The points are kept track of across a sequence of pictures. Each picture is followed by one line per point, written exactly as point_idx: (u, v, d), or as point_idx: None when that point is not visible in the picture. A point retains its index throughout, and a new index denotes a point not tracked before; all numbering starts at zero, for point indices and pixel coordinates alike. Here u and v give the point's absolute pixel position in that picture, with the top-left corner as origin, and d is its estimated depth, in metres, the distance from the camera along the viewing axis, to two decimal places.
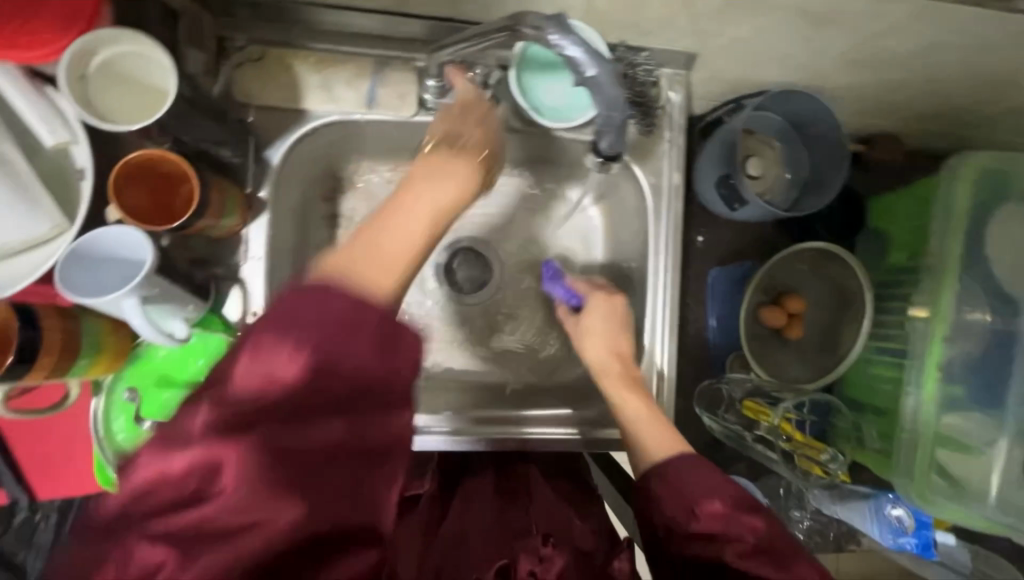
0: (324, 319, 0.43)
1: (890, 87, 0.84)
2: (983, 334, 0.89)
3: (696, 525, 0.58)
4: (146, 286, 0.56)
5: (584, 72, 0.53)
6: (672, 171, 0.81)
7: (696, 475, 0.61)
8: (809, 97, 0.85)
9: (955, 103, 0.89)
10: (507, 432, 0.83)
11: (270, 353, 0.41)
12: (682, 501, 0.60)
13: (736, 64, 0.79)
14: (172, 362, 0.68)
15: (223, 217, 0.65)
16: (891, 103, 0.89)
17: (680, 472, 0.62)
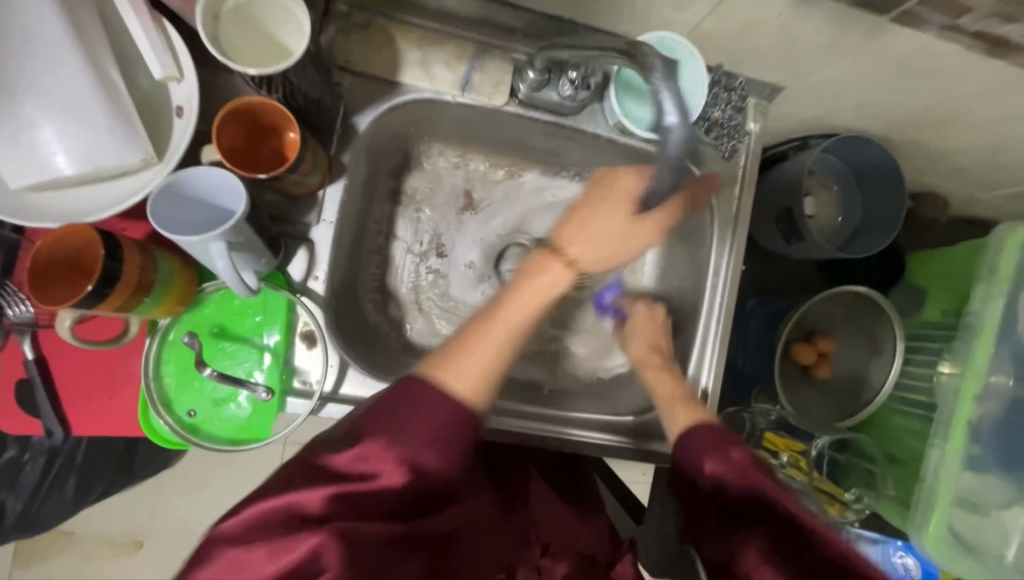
0: (427, 425, 0.50)
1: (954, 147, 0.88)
2: (1009, 399, 0.89)
3: (707, 478, 0.60)
4: (234, 232, 0.55)
5: (665, 118, 0.52)
6: (744, 197, 0.80)
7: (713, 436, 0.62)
8: (875, 145, 0.88)
9: (1007, 172, 0.93)
10: (548, 429, 0.79)
11: (405, 391, 0.51)
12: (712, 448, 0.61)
13: (816, 103, 0.82)
14: (232, 313, 0.67)
15: (309, 176, 0.65)
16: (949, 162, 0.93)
17: (715, 436, 0.62)
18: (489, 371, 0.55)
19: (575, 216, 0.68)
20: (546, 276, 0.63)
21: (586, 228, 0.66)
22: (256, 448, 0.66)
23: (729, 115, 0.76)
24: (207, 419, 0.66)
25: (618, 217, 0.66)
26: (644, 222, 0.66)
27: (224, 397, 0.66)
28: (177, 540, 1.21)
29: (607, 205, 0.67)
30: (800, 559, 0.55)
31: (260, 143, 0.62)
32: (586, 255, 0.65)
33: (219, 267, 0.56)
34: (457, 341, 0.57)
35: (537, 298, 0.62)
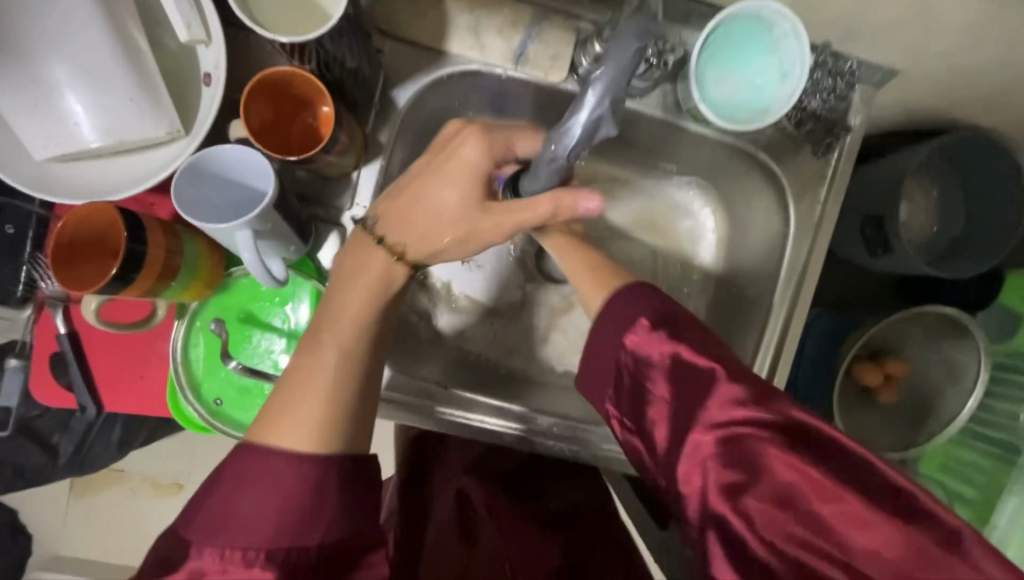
0: (270, 492, 0.46)
1: None
2: None
3: (665, 351, 0.48)
4: (261, 220, 0.51)
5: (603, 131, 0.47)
6: (831, 203, 0.69)
7: (655, 325, 0.49)
8: (995, 147, 0.75)
9: None
10: (576, 444, 0.73)
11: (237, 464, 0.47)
12: (618, 324, 0.52)
13: (934, 94, 0.69)
14: (260, 300, 0.64)
15: (342, 158, 0.59)
16: None
17: (636, 299, 0.52)
18: (334, 440, 0.50)
19: (411, 196, 0.56)
20: (344, 324, 0.55)
21: (418, 221, 0.56)
22: None
23: (830, 106, 0.64)
24: (232, 407, 0.64)
25: (449, 195, 0.55)
26: (490, 226, 0.55)
27: (251, 387, 0.64)
28: None
29: (435, 187, 0.55)
30: (786, 475, 0.41)
31: (291, 118, 0.57)
32: (412, 254, 0.57)
33: (245, 257, 0.52)
34: (275, 402, 0.52)
35: (341, 364, 0.53)
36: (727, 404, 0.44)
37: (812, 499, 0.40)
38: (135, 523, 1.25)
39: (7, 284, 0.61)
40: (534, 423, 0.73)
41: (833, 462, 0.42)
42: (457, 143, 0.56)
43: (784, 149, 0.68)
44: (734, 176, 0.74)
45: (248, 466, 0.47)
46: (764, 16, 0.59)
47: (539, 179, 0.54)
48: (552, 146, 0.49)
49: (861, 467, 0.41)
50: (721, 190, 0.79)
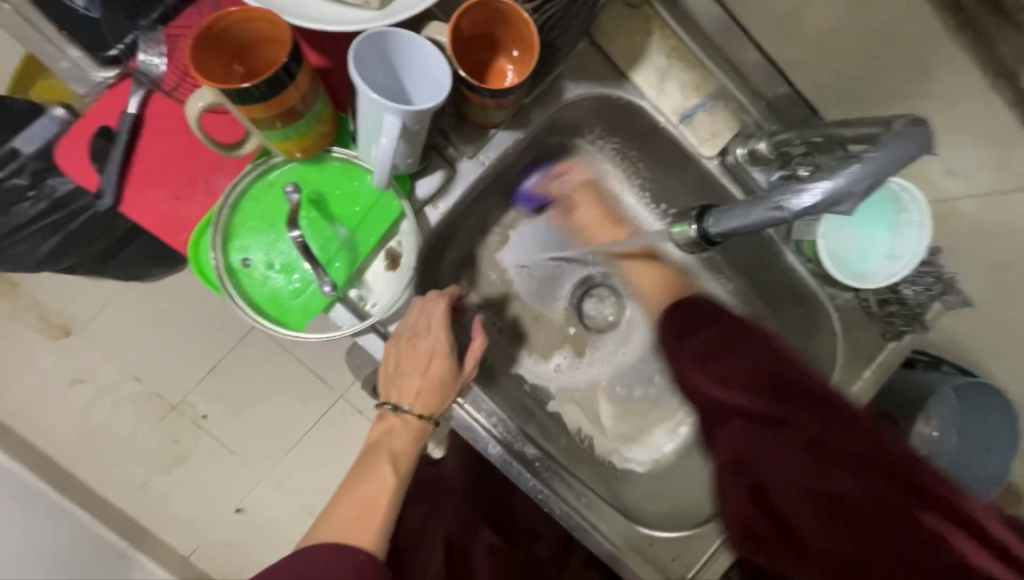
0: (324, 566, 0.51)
1: None
2: None
3: (734, 401, 0.65)
4: (416, 118, 0.48)
5: (835, 206, 0.42)
6: (868, 382, 0.73)
7: (727, 351, 0.67)
8: (1003, 407, 0.80)
9: None
10: (548, 486, 0.68)
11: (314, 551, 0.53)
12: (727, 370, 0.66)
13: (988, 337, 0.76)
14: (340, 189, 0.60)
15: (495, 110, 0.58)
16: None
17: (696, 320, 0.71)
18: (387, 520, 0.56)
19: (398, 369, 0.60)
20: (401, 435, 0.60)
21: (415, 380, 0.60)
22: (281, 333, 0.57)
23: (918, 301, 0.69)
24: (255, 273, 0.58)
25: (438, 364, 0.60)
26: (470, 371, 0.62)
27: (281, 264, 0.58)
28: (107, 354, 1.14)
29: (423, 354, 0.60)
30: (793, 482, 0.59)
31: (474, 50, 0.57)
32: (429, 410, 0.60)
33: (380, 142, 0.49)
34: (353, 492, 0.57)
35: (405, 453, 0.60)
36: (800, 439, 0.59)
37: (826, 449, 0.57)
38: (20, 340, 1.10)
39: (107, 35, 0.55)
40: (520, 446, 0.67)
41: (874, 487, 0.54)
42: (428, 320, 0.60)
43: (851, 316, 0.74)
44: (794, 318, 0.78)
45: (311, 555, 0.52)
46: (899, 198, 0.65)
47: (732, 219, 0.48)
48: (784, 194, 0.41)
49: (910, 509, 0.52)
50: (774, 326, 0.82)
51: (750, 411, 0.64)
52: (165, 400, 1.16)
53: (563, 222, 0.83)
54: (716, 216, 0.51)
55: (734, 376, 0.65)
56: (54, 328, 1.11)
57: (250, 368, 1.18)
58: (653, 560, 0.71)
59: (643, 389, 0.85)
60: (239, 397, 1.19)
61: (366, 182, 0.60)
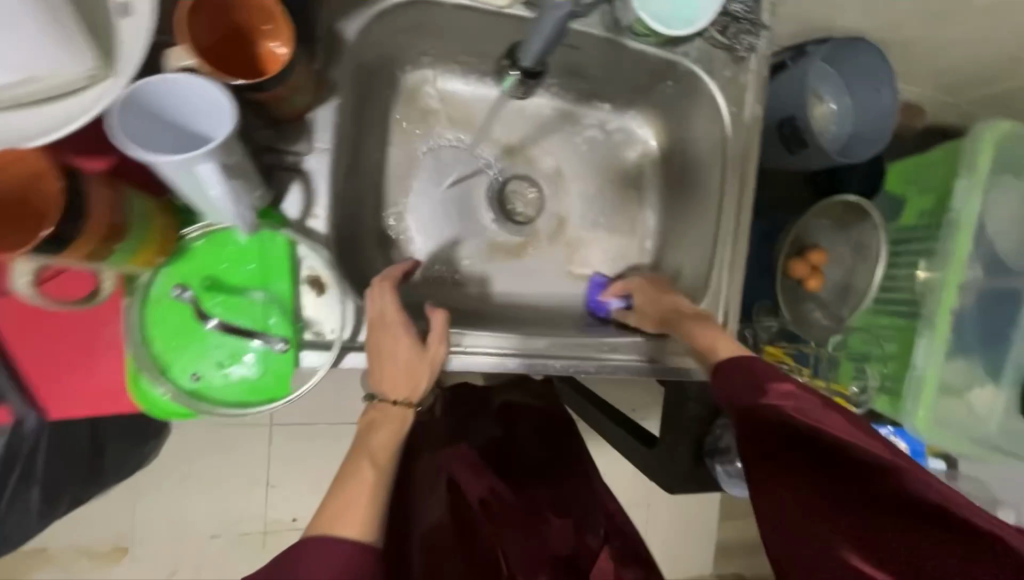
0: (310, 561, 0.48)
1: (927, 40, 0.93)
2: (978, 289, 0.96)
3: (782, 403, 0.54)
4: (227, 152, 0.45)
5: None
6: (755, 102, 0.79)
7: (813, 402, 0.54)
8: (865, 47, 0.89)
9: (972, 69, 0.99)
10: (575, 359, 0.74)
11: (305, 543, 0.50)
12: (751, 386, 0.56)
13: None
14: (225, 261, 0.58)
15: (295, 94, 0.56)
16: (924, 61, 0.98)
17: (733, 371, 0.57)
18: (376, 511, 0.53)
19: (377, 362, 0.62)
20: (382, 427, 0.61)
21: (396, 369, 0.62)
22: (275, 406, 0.58)
23: (749, 9, 0.76)
24: (212, 381, 0.58)
25: (404, 347, 0.62)
26: (438, 347, 0.64)
27: (231, 356, 0.58)
28: (158, 546, 1.13)
29: (386, 344, 0.62)
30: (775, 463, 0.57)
31: (235, 52, 0.53)
32: (414, 392, 0.62)
33: (215, 196, 0.46)
34: (334, 488, 0.55)
35: (385, 448, 0.59)
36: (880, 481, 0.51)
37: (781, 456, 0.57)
38: None
39: None
40: (533, 346, 0.73)
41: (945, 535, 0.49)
42: (380, 304, 0.62)
43: (710, 57, 0.77)
44: (670, 94, 0.84)
45: (299, 551, 0.49)
46: None
47: (533, 46, 0.57)
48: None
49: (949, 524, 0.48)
50: (658, 111, 0.87)
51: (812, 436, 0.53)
52: (240, 541, 1.17)
53: (440, 149, 0.84)
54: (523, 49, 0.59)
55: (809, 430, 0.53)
56: (97, 561, 1.11)
57: (296, 457, 1.19)
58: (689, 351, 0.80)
59: (596, 236, 0.91)
60: (307, 484, 1.20)
61: (238, 239, 0.58)
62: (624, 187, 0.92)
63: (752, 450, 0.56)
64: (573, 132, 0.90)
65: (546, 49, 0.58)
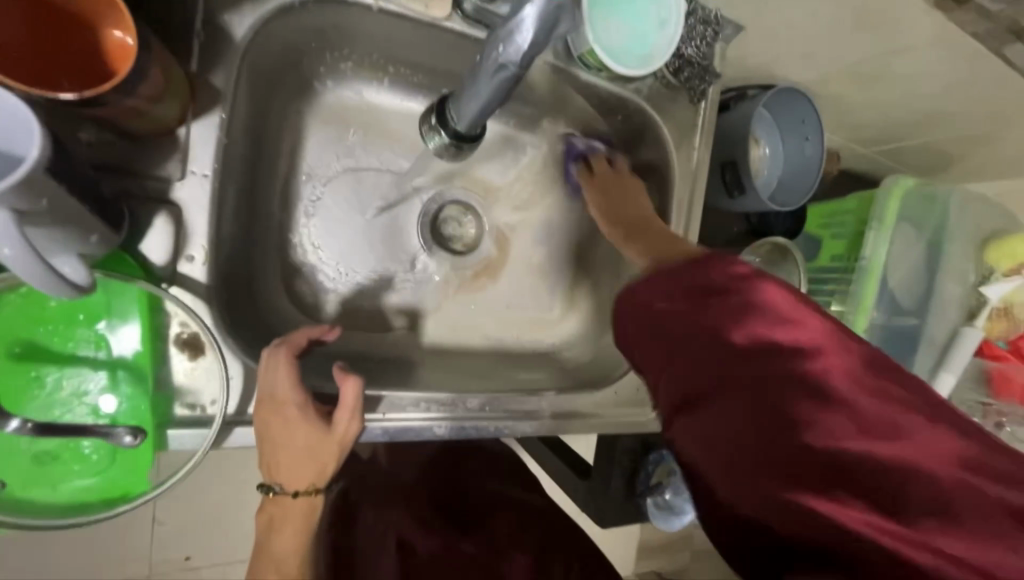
0: None
1: (847, 98, 0.98)
2: (882, 331, 1.02)
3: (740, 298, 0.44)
4: (24, 193, 0.32)
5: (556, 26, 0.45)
6: (700, 146, 0.77)
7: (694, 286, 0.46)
8: (798, 97, 0.91)
9: (881, 127, 1.07)
10: (510, 420, 0.67)
11: None
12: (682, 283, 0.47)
13: (753, 46, 0.84)
14: (48, 323, 0.44)
15: (156, 107, 0.43)
16: (842, 116, 1.04)
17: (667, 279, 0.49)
18: None
19: (267, 448, 0.49)
20: (284, 531, 0.50)
21: (291, 458, 0.50)
22: (122, 512, 0.44)
23: (703, 53, 0.73)
24: (22, 486, 0.43)
25: (303, 430, 0.49)
26: (348, 427, 0.50)
27: (54, 449, 0.44)
28: None
29: (278, 429, 0.49)
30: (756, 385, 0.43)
31: (67, 53, 0.40)
32: (316, 482, 0.50)
33: (4, 254, 0.33)
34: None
35: (293, 555, 0.50)
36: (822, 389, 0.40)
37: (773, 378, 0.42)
38: None
39: None
40: (462, 407, 0.65)
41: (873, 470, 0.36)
42: (271, 381, 0.49)
43: (660, 97, 0.75)
44: (618, 129, 0.79)
45: None
46: None
47: (471, 106, 0.52)
48: (501, 48, 0.46)
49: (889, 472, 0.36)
50: (604, 144, 0.83)
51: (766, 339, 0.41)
52: None
53: (363, 171, 0.72)
54: (456, 110, 0.54)
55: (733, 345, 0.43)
56: None
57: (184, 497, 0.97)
58: (630, 401, 0.76)
59: (536, 272, 0.84)
60: (199, 527, 0.99)
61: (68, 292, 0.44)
62: (569, 219, 0.85)
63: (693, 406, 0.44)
64: (517, 157, 0.83)
65: (484, 111, 0.54)
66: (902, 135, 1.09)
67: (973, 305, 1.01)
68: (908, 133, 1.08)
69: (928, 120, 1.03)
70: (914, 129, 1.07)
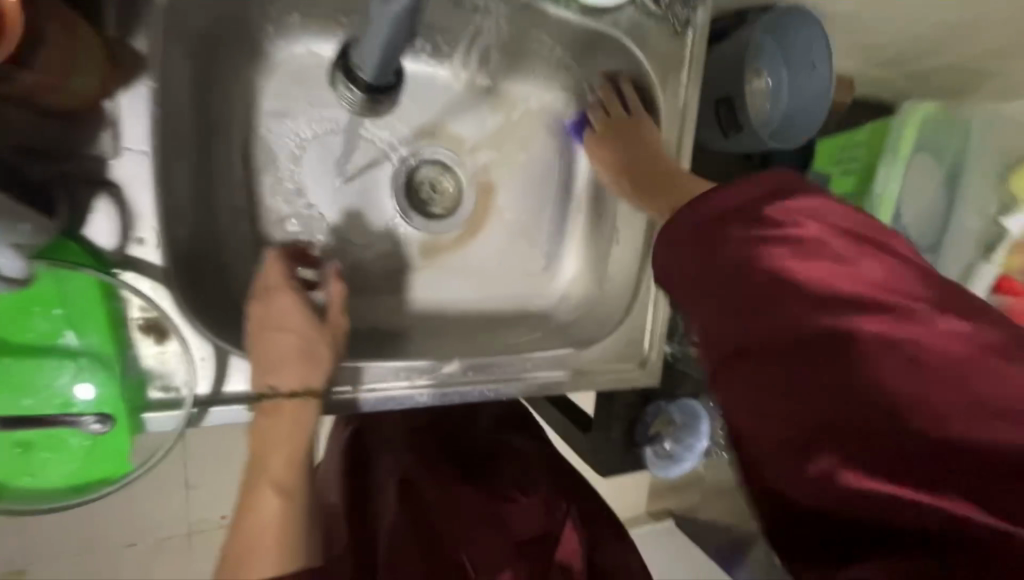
0: None
1: (862, 15, 0.88)
2: None
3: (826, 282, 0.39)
4: None
5: None
6: (689, 83, 0.72)
7: (797, 253, 0.40)
8: (807, 19, 0.82)
9: (901, 47, 0.97)
10: (494, 382, 0.66)
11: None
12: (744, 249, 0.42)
13: None
14: (4, 315, 0.43)
15: (64, 80, 0.39)
16: (857, 36, 0.94)
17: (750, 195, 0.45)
18: (298, 532, 0.47)
19: (259, 330, 0.51)
20: (274, 452, 0.48)
21: (286, 343, 0.51)
22: (108, 493, 0.46)
23: None
24: (11, 470, 0.45)
25: (294, 310, 0.51)
26: (338, 319, 0.53)
27: (33, 436, 0.45)
28: None
29: (274, 313, 0.51)
30: (978, 393, 0.35)
31: None
32: (310, 381, 0.50)
33: None
34: (233, 539, 0.46)
35: (287, 469, 0.48)
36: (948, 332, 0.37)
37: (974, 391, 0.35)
38: None
39: None
40: (443, 374, 0.64)
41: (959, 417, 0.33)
42: (265, 279, 0.52)
43: (642, 29, 0.69)
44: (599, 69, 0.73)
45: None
46: None
47: (371, 53, 0.53)
48: None
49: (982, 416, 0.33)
50: (585, 87, 0.76)
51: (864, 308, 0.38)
52: None
53: (325, 134, 0.68)
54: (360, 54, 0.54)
55: (834, 324, 0.37)
56: None
57: (199, 469, 1.01)
58: (620, 358, 0.74)
59: (519, 230, 0.80)
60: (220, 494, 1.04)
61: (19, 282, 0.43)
62: (550, 171, 0.81)
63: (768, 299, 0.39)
64: (491, 108, 0.77)
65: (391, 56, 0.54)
66: (924, 53, 0.98)
67: (993, 238, 0.94)
68: (932, 51, 0.97)
69: (954, 35, 0.92)
70: (939, 46, 0.96)
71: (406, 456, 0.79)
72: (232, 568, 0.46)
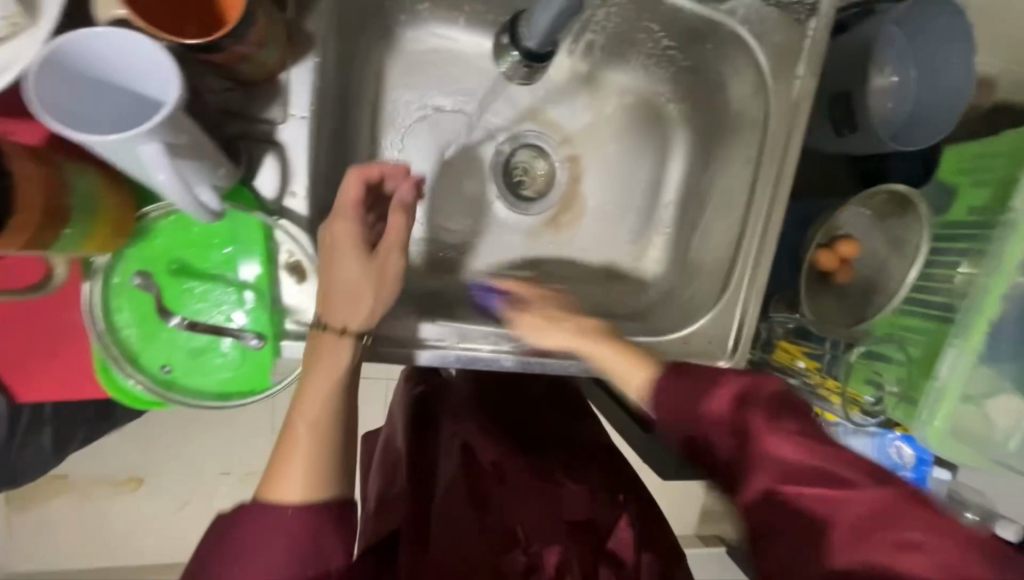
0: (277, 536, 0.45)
1: None
2: None
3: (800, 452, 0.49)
4: (172, 129, 0.39)
5: None
6: (806, 73, 0.69)
7: (768, 420, 0.51)
8: (948, 9, 0.75)
9: None
10: (578, 356, 0.69)
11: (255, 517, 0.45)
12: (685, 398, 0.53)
13: None
14: (193, 245, 0.54)
15: (260, 53, 0.48)
16: None
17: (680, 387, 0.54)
18: (331, 467, 0.48)
19: (325, 250, 0.52)
20: (317, 371, 0.50)
21: (343, 270, 0.51)
22: (252, 401, 0.55)
23: None
24: (184, 371, 0.55)
25: (352, 244, 0.52)
26: (392, 260, 0.52)
27: (203, 346, 0.55)
28: (138, 513, 1.10)
29: (337, 240, 0.52)
30: (898, 531, 0.45)
31: None
32: (357, 317, 0.51)
33: (161, 179, 0.40)
34: (275, 458, 0.48)
35: (323, 390, 0.49)
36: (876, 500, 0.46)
37: (844, 475, 0.48)
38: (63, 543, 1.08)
39: None
40: (528, 343, 0.68)
41: (863, 512, 0.46)
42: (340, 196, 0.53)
43: (759, 19, 0.68)
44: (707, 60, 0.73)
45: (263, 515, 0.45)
46: None
47: (541, 24, 0.57)
48: None
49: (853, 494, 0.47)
50: (690, 78, 0.76)
51: (818, 468, 0.49)
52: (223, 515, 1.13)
53: (441, 115, 0.74)
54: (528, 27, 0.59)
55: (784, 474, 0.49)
56: (79, 520, 1.08)
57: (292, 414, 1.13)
58: (703, 352, 0.73)
59: (608, 217, 0.82)
60: None
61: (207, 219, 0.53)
62: (645, 161, 0.81)
63: (767, 444, 0.50)
64: (593, 97, 0.79)
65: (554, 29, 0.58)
66: None
67: None
68: None
69: None
70: None
71: (466, 417, 0.82)
72: (266, 486, 0.47)
